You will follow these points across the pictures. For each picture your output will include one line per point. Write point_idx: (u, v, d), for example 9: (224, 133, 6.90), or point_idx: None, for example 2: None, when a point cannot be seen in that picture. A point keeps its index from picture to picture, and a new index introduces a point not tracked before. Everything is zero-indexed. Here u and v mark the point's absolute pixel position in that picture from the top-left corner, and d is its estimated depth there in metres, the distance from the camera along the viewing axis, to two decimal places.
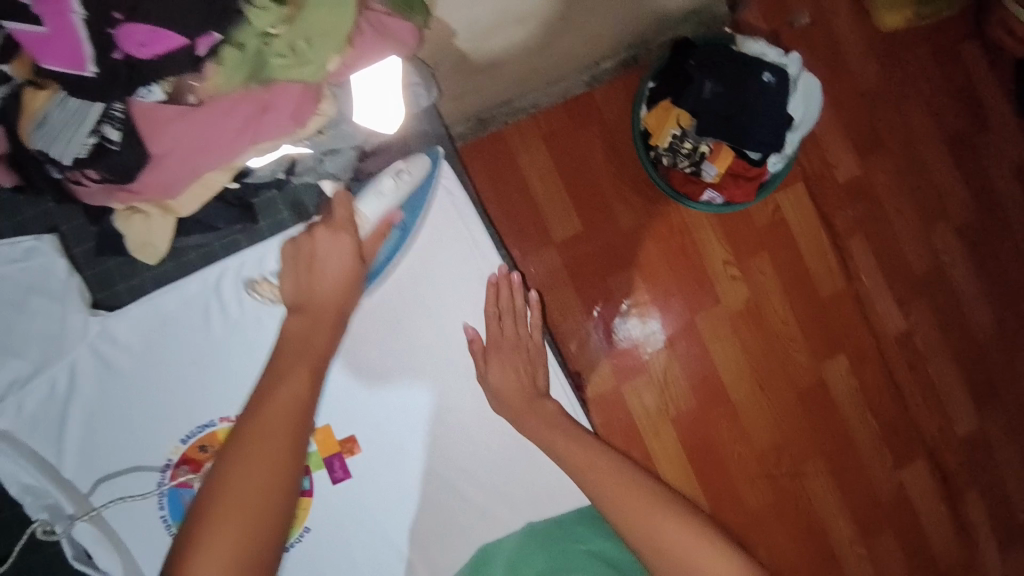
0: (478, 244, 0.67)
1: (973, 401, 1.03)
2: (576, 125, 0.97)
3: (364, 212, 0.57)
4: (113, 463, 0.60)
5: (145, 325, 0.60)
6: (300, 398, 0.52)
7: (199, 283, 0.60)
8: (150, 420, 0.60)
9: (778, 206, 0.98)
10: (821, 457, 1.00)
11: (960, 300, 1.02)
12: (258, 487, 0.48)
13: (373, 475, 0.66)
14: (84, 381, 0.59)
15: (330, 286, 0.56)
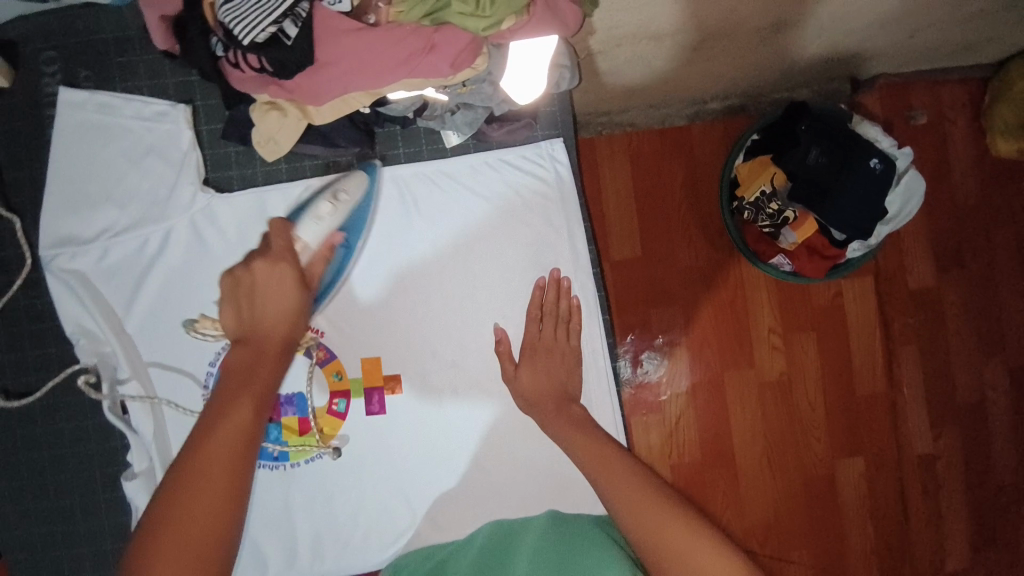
0: (563, 230, 0.69)
1: (976, 543, 1.02)
2: (665, 154, 0.99)
3: (304, 239, 0.60)
4: (168, 323, 0.65)
5: (242, 212, 0.65)
6: (266, 358, 0.54)
7: (303, 191, 0.66)
8: (212, 305, 0.66)
9: (841, 293, 1.01)
10: (808, 548, 0.99)
11: (990, 442, 1.03)
12: (236, 433, 0.49)
13: (406, 418, 0.69)
14: (172, 248, 0.65)
15: (272, 312, 0.55)
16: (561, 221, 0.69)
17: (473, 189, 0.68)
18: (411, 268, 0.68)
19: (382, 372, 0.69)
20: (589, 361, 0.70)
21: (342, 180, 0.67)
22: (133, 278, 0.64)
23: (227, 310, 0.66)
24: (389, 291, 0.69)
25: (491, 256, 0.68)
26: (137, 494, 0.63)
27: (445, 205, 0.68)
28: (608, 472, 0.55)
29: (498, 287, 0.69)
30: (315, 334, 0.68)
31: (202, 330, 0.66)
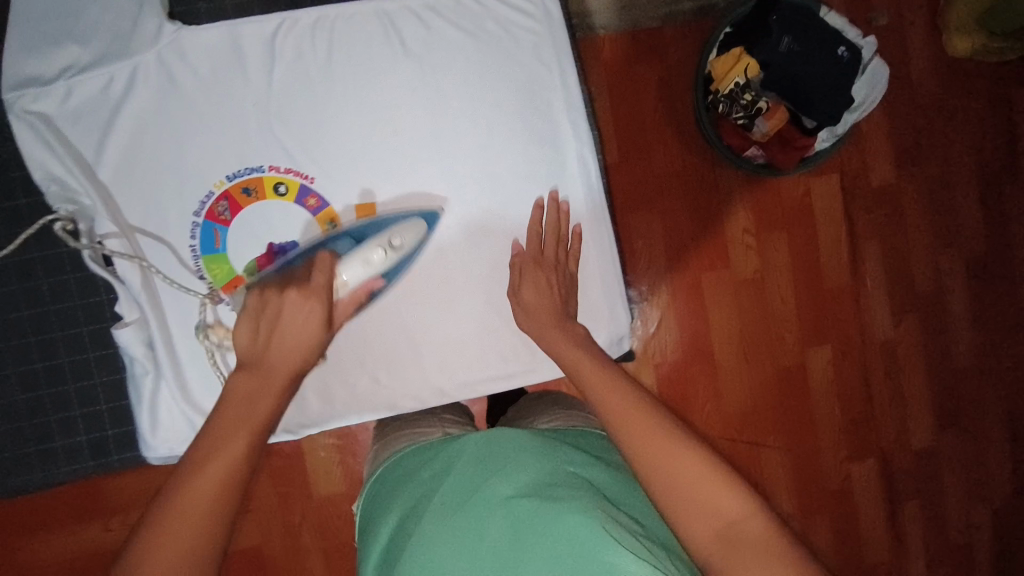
0: (550, 63, 0.69)
1: (936, 419, 1.11)
2: (638, 57, 0.98)
3: (344, 278, 0.59)
4: (149, 171, 0.64)
5: (215, 50, 0.64)
6: (270, 383, 0.54)
7: (278, 22, 0.65)
8: (191, 148, 0.64)
9: (809, 191, 1.04)
10: (783, 434, 1.07)
11: (946, 326, 1.10)
12: (219, 477, 0.47)
13: (406, 265, 0.68)
14: (141, 87, 0.63)
15: (290, 344, 0.55)
16: (551, 56, 0.69)
17: (465, 28, 0.68)
18: (405, 108, 0.67)
19: (380, 221, 0.67)
20: (593, 226, 0.70)
21: (327, 15, 0.66)
22: (102, 120, 0.63)
23: (209, 154, 0.65)
24: (380, 131, 0.67)
25: (477, 92, 0.68)
26: (131, 343, 0.63)
27: (435, 44, 0.67)
28: (614, 396, 0.53)
29: (488, 128, 0.68)
30: (306, 180, 0.66)
31: (184, 176, 0.64)
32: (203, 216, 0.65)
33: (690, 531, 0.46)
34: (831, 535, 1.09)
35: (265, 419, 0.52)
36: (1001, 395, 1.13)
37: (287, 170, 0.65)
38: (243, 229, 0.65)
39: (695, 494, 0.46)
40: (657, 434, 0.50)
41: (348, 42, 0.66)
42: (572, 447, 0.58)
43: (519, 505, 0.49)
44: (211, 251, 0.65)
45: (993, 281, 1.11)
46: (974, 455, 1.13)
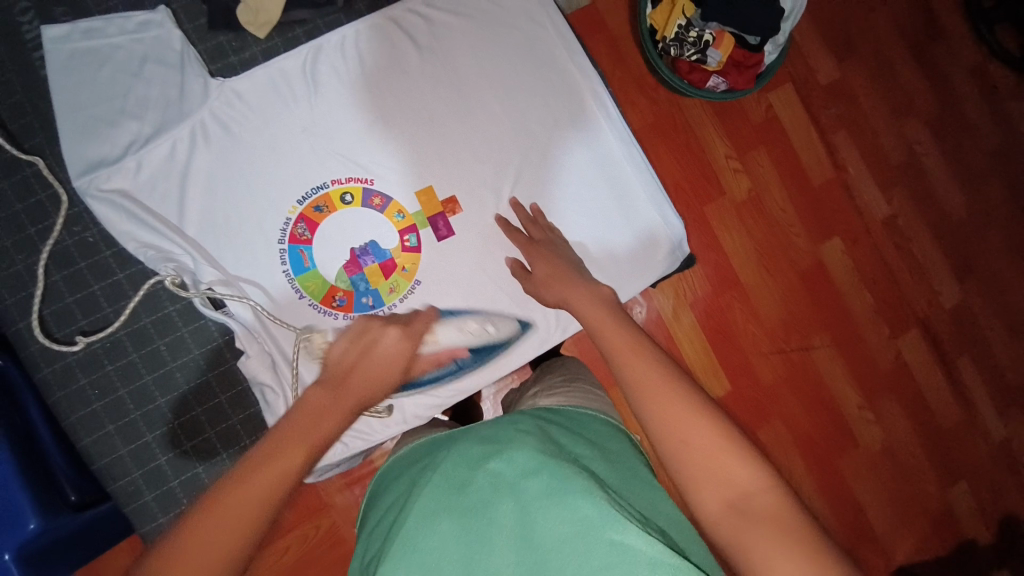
0: (528, 28, 0.83)
1: (955, 276, 1.17)
2: (583, 34, 1.05)
3: (440, 336, 0.78)
4: (226, 215, 0.75)
5: (258, 94, 0.77)
6: (349, 394, 0.57)
7: (303, 54, 0.78)
8: (257, 183, 0.76)
9: (771, 106, 1.11)
10: (827, 331, 1.11)
11: (933, 188, 1.17)
12: (269, 484, 0.45)
13: (469, 230, 0.80)
14: (202, 144, 0.75)
15: (369, 367, 0.61)
16: (538, 13, 0.84)
17: (457, 11, 0.82)
18: (430, 87, 0.80)
19: (439, 201, 0.79)
20: (612, 150, 0.84)
21: (346, 34, 0.79)
22: (175, 181, 0.75)
23: (277, 184, 0.76)
24: (415, 113, 0.80)
25: (475, 67, 0.81)
26: (259, 370, 0.74)
27: (437, 32, 0.81)
28: (636, 363, 0.54)
29: (496, 87, 0.82)
30: (365, 184, 0.78)
31: (261, 205, 0.76)
32: (287, 242, 0.76)
33: (699, 499, 0.47)
34: (902, 410, 1.13)
35: (324, 435, 0.51)
36: (1005, 234, 1.20)
37: (347, 180, 0.78)
38: (323, 243, 0.77)
39: (710, 467, 0.47)
40: (676, 400, 0.51)
41: (368, 55, 0.79)
42: (568, 436, 0.60)
43: (524, 486, 0.51)
44: (304, 269, 0.76)
45: (959, 135, 1.19)
46: (1001, 297, 1.19)
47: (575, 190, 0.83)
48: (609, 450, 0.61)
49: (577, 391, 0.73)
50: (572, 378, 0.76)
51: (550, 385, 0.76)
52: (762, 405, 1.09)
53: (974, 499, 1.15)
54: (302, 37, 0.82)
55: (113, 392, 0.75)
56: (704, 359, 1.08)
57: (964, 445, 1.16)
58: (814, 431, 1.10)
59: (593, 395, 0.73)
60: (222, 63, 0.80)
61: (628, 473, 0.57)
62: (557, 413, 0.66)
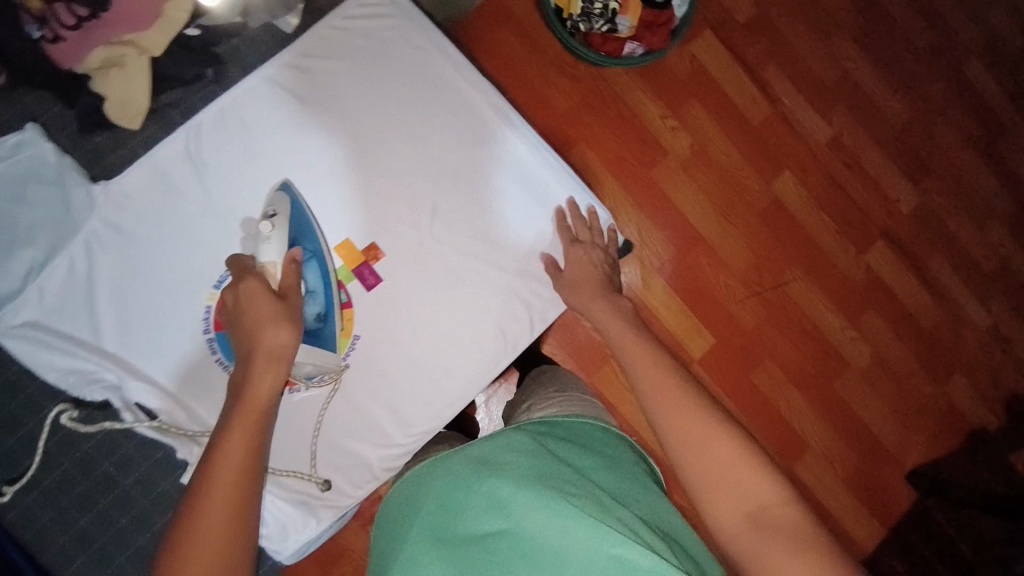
0: (410, 51, 0.81)
1: (910, 180, 1.17)
2: (491, 28, 1.04)
3: (268, 262, 0.68)
4: (139, 319, 0.75)
5: (146, 187, 0.77)
6: (261, 363, 0.58)
7: (183, 135, 0.77)
8: (167, 278, 0.76)
9: (694, 56, 1.10)
10: (799, 264, 1.11)
11: (870, 99, 1.17)
12: (234, 466, 0.52)
13: (398, 272, 0.79)
14: (100, 251, 0.75)
15: (251, 314, 0.61)
16: (418, 36, 0.81)
17: (334, 54, 0.80)
18: (323, 137, 0.79)
19: (359, 250, 0.79)
20: (524, 159, 0.82)
21: (224, 103, 0.78)
22: (83, 297, 0.75)
23: (184, 274, 0.76)
24: (314, 168, 0.78)
25: (363, 107, 0.80)
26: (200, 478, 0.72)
27: (320, 80, 0.79)
28: (657, 379, 0.56)
29: (393, 120, 0.80)
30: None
31: (177, 298, 0.76)
32: (212, 330, 0.76)
33: (716, 513, 0.48)
34: (885, 323, 1.14)
35: (262, 403, 0.57)
36: (950, 127, 1.20)
37: (260, 253, 0.77)
38: None
39: (727, 480, 0.48)
40: (695, 413, 0.52)
41: (251, 120, 0.78)
42: (567, 446, 0.61)
43: (519, 506, 0.51)
44: (235, 353, 0.76)
45: (886, 40, 1.18)
46: (959, 190, 1.19)
47: (492, 209, 0.81)
48: (606, 456, 0.61)
49: (570, 401, 0.72)
50: (563, 389, 0.76)
51: (542, 398, 0.75)
52: (749, 349, 1.09)
53: (976, 393, 1.16)
54: (179, 120, 0.81)
55: (76, 523, 0.74)
56: (682, 320, 1.08)
57: (955, 342, 1.16)
58: (804, 362, 1.10)
59: (587, 403, 0.73)
60: (100, 167, 0.78)
61: (628, 482, 0.58)
62: (555, 425, 0.65)
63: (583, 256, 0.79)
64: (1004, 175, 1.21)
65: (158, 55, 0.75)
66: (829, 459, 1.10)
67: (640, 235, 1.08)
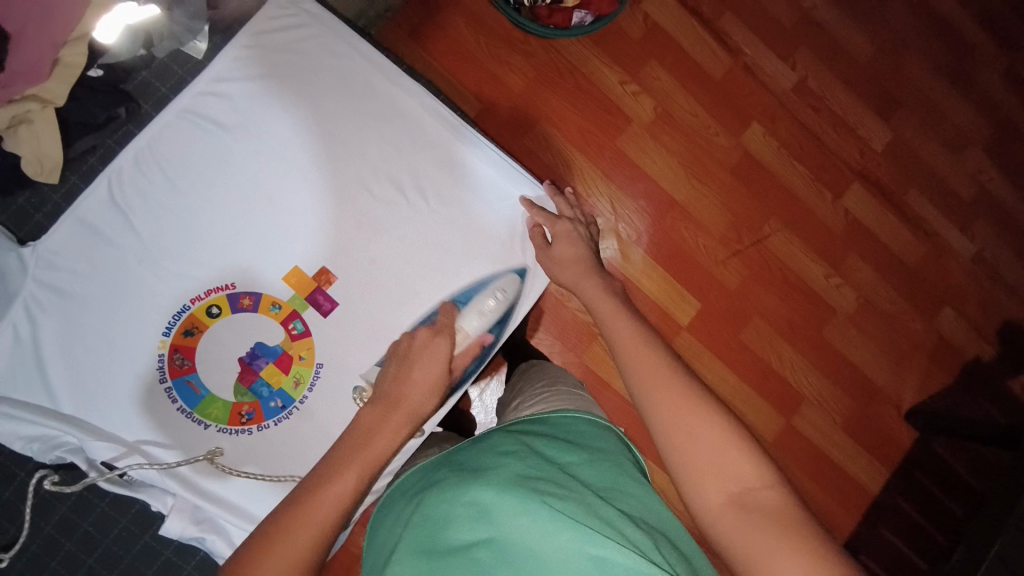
0: (337, 55, 0.75)
1: (880, 116, 1.15)
2: (434, 13, 1.01)
3: (465, 327, 0.71)
4: (95, 379, 0.68)
5: (77, 242, 0.69)
6: (398, 418, 0.56)
7: (106, 182, 0.70)
8: (115, 333, 0.69)
9: (647, 14, 1.07)
10: (778, 217, 1.10)
11: (832, 37, 1.14)
12: (332, 505, 0.49)
13: (353, 294, 0.74)
14: (43, 314, 0.68)
15: (420, 377, 0.60)
16: (337, 43, 0.75)
17: (249, 74, 0.73)
18: (253, 168, 0.73)
19: (310, 277, 0.74)
20: (471, 155, 0.77)
21: (140, 147, 0.71)
22: (30, 363, 0.67)
23: (132, 326, 0.70)
24: (250, 203, 0.73)
25: (297, 121, 0.74)
26: (179, 527, 0.67)
27: (240, 106, 0.73)
28: (645, 361, 0.55)
29: (326, 140, 0.75)
30: (228, 290, 0.72)
31: (126, 353, 0.69)
32: (169, 379, 0.70)
33: (702, 494, 0.48)
34: (868, 265, 1.13)
35: (382, 451, 0.53)
36: (916, 55, 1.17)
37: (207, 293, 0.71)
38: (209, 366, 0.71)
39: (713, 467, 0.48)
40: (683, 398, 0.51)
41: (177, 154, 0.72)
42: (551, 444, 0.60)
43: (501, 513, 0.50)
44: (197, 399, 0.70)
45: None
46: (931, 119, 1.17)
47: (443, 214, 0.77)
48: (594, 451, 0.61)
49: (557, 394, 0.72)
50: (551, 384, 0.75)
51: (531, 394, 0.75)
52: (735, 309, 1.09)
53: (966, 323, 1.16)
54: (97, 164, 0.77)
55: None
56: (665, 289, 1.07)
57: (940, 274, 1.16)
58: (792, 314, 1.10)
59: (577, 396, 0.72)
60: (29, 227, 0.75)
61: (615, 477, 0.59)
62: (545, 422, 0.65)
63: (572, 232, 0.74)
64: (975, 98, 1.19)
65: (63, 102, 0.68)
66: (826, 407, 1.11)
67: (614, 208, 1.06)
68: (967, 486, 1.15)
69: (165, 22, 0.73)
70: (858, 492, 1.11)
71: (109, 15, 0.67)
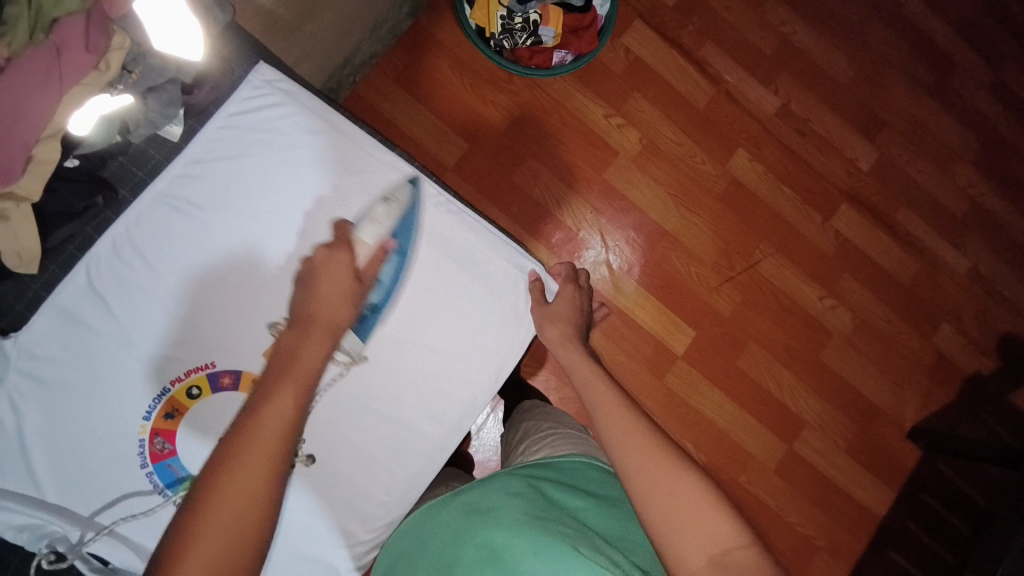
0: (321, 133, 0.66)
1: (866, 137, 1.15)
2: (417, 58, 1.02)
3: (364, 240, 0.63)
4: (83, 467, 0.58)
5: (58, 332, 0.58)
6: (316, 335, 0.54)
7: (84, 274, 0.59)
8: (100, 423, 0.59)
9: (629, 49, 1.08)
10: (770, 241, 1.10)
11: (814, 61, 1.15)
12: (277, 426, 0.46)
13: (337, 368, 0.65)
14: (27, 408, 0.57)
15: (327, 297, 0.56)
16: (311, 122, 0.66)
17: (226, 156, 0.64)
18: (236, 253, 0.63)
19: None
20: (461, 223, 0.69)
21: (117, 233, 0.60)
22: (12, 453, 0.56)
23: (113, 420, 0.59)
24: (234, 296, 0.63)
25: (282, 203, 0.65)
26: None
27: (218, 189, 0.63)
28: (617, 413, 0.58)
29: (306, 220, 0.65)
30: (208, 369, 0.62)
31: (109, 439, 0.59)
32: (149, 462, 0.59)
33: (680, 556, 0.46)
34: (862, 286, 1.12)
35: (311, 364, 0.52)
36: (899, 74, 1.17)
37: (188, 372, 0.61)
38: (190, 445, 0.61)
39: (685, 522, 0.48)
40: (650, 450, 0.53)
41: (155, 242, 0.61)
42: (561, 489, 0.57)
43: (515, 554, 0.48)
44: (178, 482, 0.60)
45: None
46: (918, 137, 1.17)
47: (442, 286, 0.68)
48: (600, 499, 0.59)
49: (563, 438, 0.67)
50: (557, 427, 0.71)
51: (537, 438, 0.70)
52: (730, 336, 1.08)
53: (965, 338, 1.15)
54: None
55: None
56: (660, 318, 1.06)
57: (935, 291, 1.15)
58: (788, 339, 1.09)
59: (584, 441, 0.68)
60: None
61: (621, 525, 0.56)
62: (551, 466, 0.61)
63: (572, 297, 0.74)
64: (962, 114, 1.19)
65: (40, 199, 0.45)
66: (827, 431, 1.09)
67: (605, 240, 1.06)
68: (974, 506, 1.13)
69: (140, 110, 0.49)
70: (864, 515, 1.10)
71: (80, 106, 0.42)
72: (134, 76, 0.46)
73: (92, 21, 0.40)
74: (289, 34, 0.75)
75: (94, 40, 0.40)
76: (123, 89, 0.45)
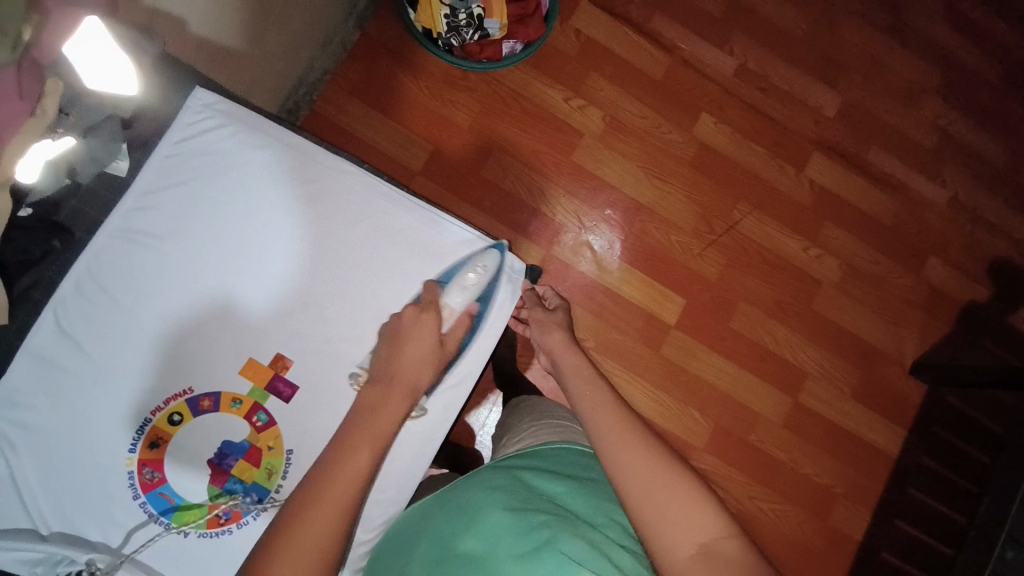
0: (267, 149, 0.68)
1: (828, 83, 1.15)
2: (371, 67, 1.03)
3: (449, 304, 0.64)
4: (78, 505, 0.59)
5: (31, 377, 0.59)
6: (398, 395, 0.56)
7: (51, 318, 0.59)
8: (88, 461, 0.59)
9: (579, 30, 1.09)
10: (746, 198, 1.10)
11: (764, 16, 1.15)
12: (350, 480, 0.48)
13: (315, 375, 0.65)
14: (14, 456, 0.58)
15: (411, 358, 0.58)
16: (257, 138, 0.68)
17: (177, 181, 0.65)
18: (203, 277, 0.65)
19: (266, 365, 0.64)
20: (418, 216, 0.70)
21: (79, 272, 0.60)
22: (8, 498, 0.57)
23: (102, 457, 0.60)
24: (205, 317, 0.64)
25: (242, 221, 0.67)
26: None
27: (176, 217, 0.65)
28: (600, 407, 0.59)
29: (266, 234, 0.67)
30: (187, 394, 0.62)
31: (101, 475, 0.59)
32: (141, 493, 0.60)
33: (670, 547, 0.47)
34: (846, 231, 1.12)
35: (389, 425, 0.53)
36: (851, 16, 1.18)
37: (167, 401, 0.62)
38: (179, 470, 0.61)
39: (670, 515, 0.48)
40: (636, 445, 0.53)
41: (120, 277, 0.62)
42: (542, 477, 0.58)
43: (497, 554, 0.49)
44: (172, 509, 0.60)
45: None
46: (880, 76, 1.17)
47: (406, 279, 0.69)
48: (585, 481, 0.59)
49: (544, 428, 0.68)
50: (539, 417, 0.71)
51: (517, 430, 0.71)
52: (720, 299, 1.08)
53: (956, 270, 1.15)
54: None
55: None
56: (650, 293, 1.06)
57: (920, 227, 1.15)
58: (779, 294, 1.09)
59: (566, 427, 0.68)
60: None
61: (607, 507, 0.56)
62: (533, 455, 0.61)
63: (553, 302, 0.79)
64: (920, 48, 1.19)
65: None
66: (830, 379, 1.09)
67: (582, 221, 1.06)
68: (989, 435, 1.13)
69: (82, 149, 0.51)
70: (879, 458, 1.09)
71: (23, 155, 0.43)
72: (72, 118, 0.47)
73: (24, 69, 0.40)
74: (235, 61, 0.76)
75: (28, 89, 0.40)
76: (64, 131, 0.47)
